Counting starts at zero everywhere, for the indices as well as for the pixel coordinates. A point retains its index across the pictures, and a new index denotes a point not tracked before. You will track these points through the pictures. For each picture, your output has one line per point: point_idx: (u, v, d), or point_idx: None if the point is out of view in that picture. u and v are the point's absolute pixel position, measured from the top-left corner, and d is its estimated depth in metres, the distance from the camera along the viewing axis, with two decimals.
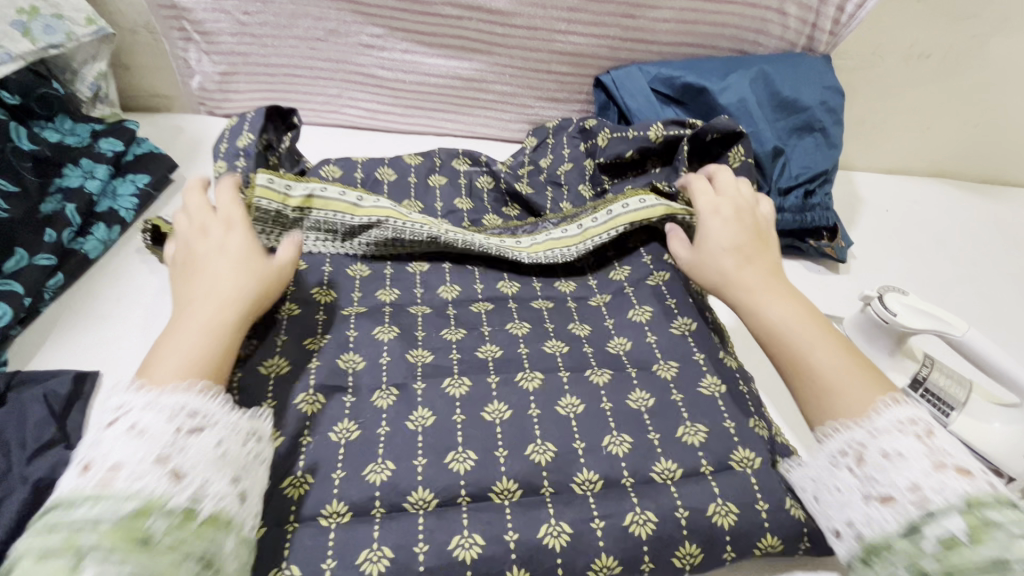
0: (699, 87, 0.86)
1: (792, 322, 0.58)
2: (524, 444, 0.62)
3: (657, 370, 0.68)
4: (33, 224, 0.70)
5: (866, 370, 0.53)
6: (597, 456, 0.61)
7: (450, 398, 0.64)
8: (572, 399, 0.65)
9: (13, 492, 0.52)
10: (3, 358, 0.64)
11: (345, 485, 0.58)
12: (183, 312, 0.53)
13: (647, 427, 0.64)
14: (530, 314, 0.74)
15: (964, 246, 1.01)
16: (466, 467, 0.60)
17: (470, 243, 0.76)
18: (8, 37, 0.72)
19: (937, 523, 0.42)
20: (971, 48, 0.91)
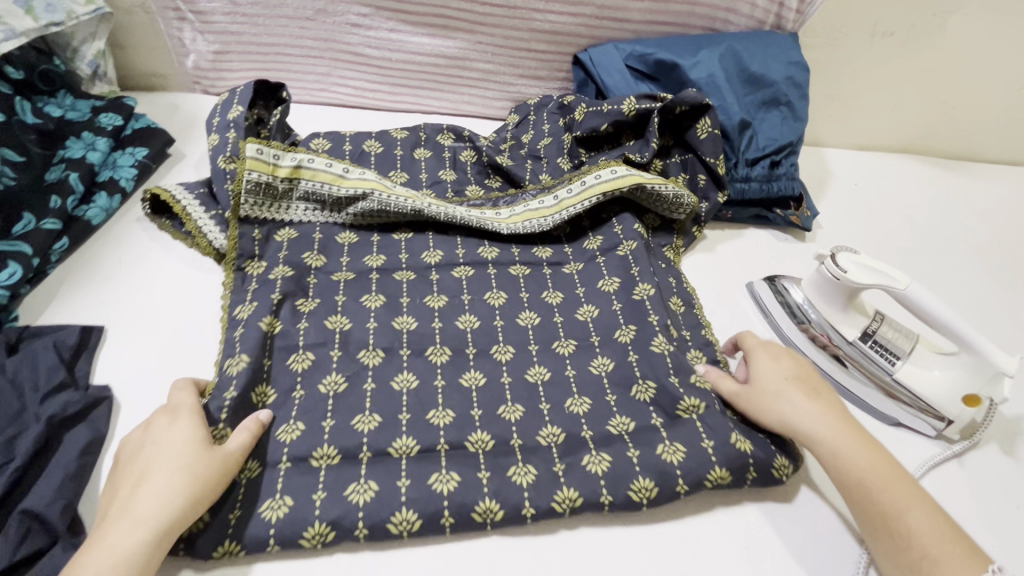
0: (671, 63, 0.90)
1: (877, 470, 0.58)
2: (495, 404, 0.67)
3: (617, 337, 0.73)
4: (40, 191, 0.75)
5: (959, 536, 0.54)
6: (561, 414, 0.67)
7: (431, 364, 0.69)
8: (540, 368, 0.70)
9: (28, 428, 0.57)
10: (15, 314, 0.69)
11: (335, 431, 0.63)
12: (108, 529, 0.51)
13: (605, 388, 0.69)
14: (507, 281, 0.79)
15: (928, 217, 1.05)
16: (445, 422, 0.65)
17: (452, 216, 0.80)
18: (12, 15, 0.76)
19: None
20: (934, 25, 0.95)
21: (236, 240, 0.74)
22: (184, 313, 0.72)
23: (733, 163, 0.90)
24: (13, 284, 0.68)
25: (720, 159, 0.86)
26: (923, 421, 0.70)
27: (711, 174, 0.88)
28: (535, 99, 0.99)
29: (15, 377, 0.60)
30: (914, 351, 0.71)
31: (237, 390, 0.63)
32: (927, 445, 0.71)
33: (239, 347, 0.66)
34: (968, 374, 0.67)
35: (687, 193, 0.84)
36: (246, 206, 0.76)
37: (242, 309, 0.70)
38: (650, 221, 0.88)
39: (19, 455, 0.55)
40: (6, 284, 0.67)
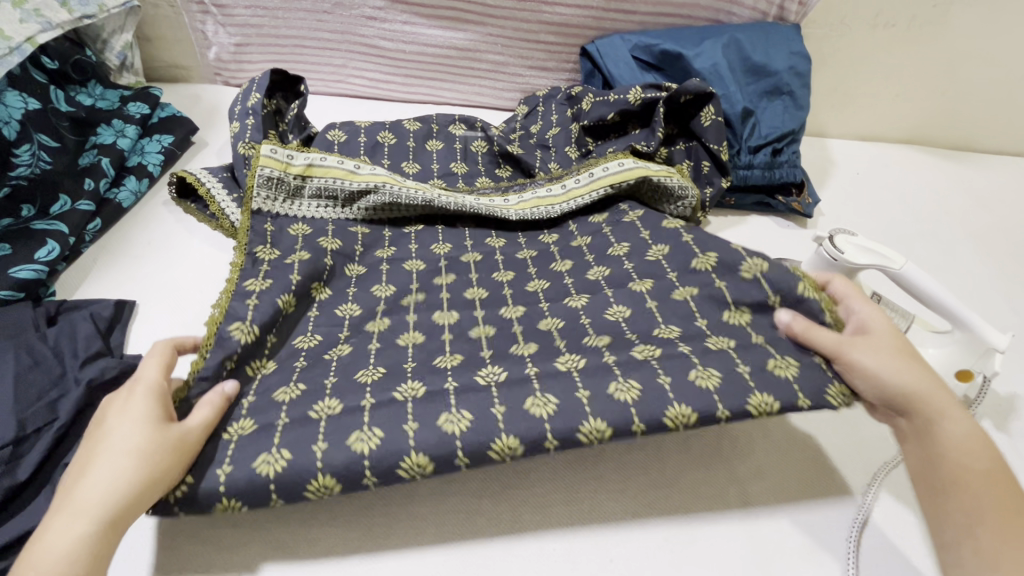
0: (676, 54, 0.93)
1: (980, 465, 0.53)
2: (507, 345, 0.65)
3: (634, 286, 0.69)
4: (73, 175, 0.79)
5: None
6: (578, 345, 0.64)
7: (439, 323, 0.68)
8: (551, 319, 0.68)
9: (69, 391, 0.61)
10: (52, 290, 0.73)
11: (353, 336, 0.66)
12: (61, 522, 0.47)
13: (624, 329, 0.64)
14: (515, 263, 0.77)
15: (928, 205, 1.07)
16: (451, 365, 0.62)
17: (461, 205, 0.79)
18: (48, 7, 0.80)
19: None
20: (935, 15, 0.96)
21: (247, 229, 0.74)
22: (209, 289, 0.75)
23: (736, 151, 0.92)
24: (51, 261, 0.71)
25: (723, 146, 0.88)
26: None
27: (715, 161, 0.90)
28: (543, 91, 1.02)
29: (55, 345, 0.64)
30: (910, 330, 0.74)
31: (239, 357, 0.61)
32: None
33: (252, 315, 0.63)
34: (962, 351, 0.69)
35: (690, 186, 0.84)
36: (258, 200, 0.76)
37: (254, 284, 0.67)
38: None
39: (62, 415, 0.59)
40: (44, 260, 0.71)
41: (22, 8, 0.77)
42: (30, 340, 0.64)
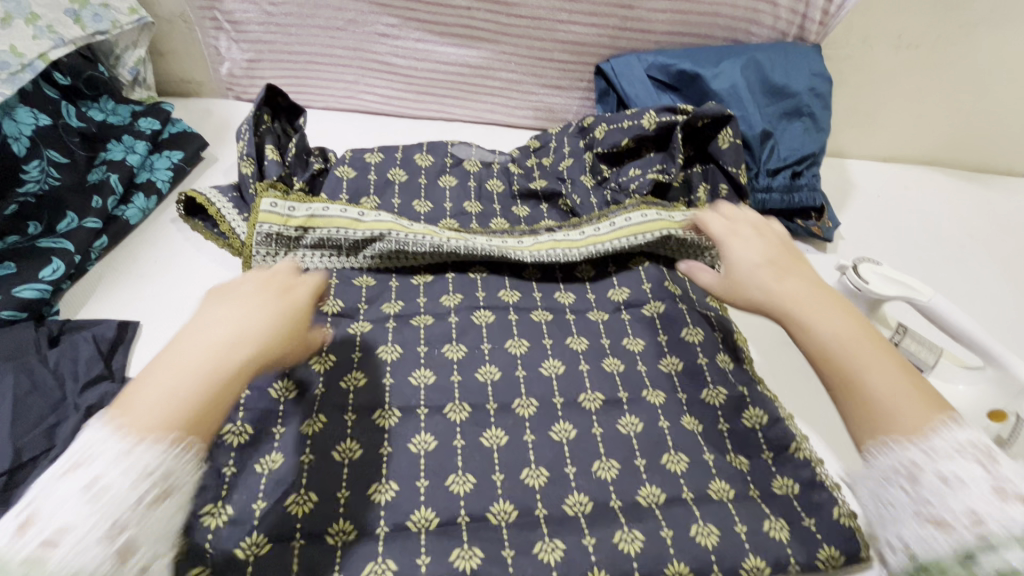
0: (693, 74, 0.91)
1: (841, 338, 0.50)
2: (518, 468, 0.63)
3: (646, 397, 0.70)
4: (82, 191, 0.79)
5: (927, 389, 0.47)
6: (588, 479, 0.63)
7: (450, 423, 0.65)
8: (565, 426, 0.66)
9: (68, 417, 0.60)
10: (56, 308, 0.72)
11: (356, 425, 0.64)
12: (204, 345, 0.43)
13: (635, 451, 0.65)
14: (529, 329, 0.75)
15: (951, 231, 1.04)
16: (465, 490, 0.61)
17: (473, 248, 0.78)
18: (61, 24, 0.79)
19: (995, 553, 0.39)
20: (959, 37, 0.94)
21: None
22: None
23: (754, 174, 0.90)
24: (55, 279, 0.71)
25: (741, 169, 0.86)
26: None
27: (732, 184, 0.88)
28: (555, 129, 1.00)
29: (56, 368, 0.63)
30: (938, 364, 0.71)
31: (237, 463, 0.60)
32: None
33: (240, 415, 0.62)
34: (997, 388, 0.67)
35: None
36: (259, 257, 0.75)
37: None
38: (685, 272, 0.84)
39: (61, 442, 0.58)
40: (49, 279, 0.70)
41: (35, 25, 0.77)
42: (29, 362, 0.62)
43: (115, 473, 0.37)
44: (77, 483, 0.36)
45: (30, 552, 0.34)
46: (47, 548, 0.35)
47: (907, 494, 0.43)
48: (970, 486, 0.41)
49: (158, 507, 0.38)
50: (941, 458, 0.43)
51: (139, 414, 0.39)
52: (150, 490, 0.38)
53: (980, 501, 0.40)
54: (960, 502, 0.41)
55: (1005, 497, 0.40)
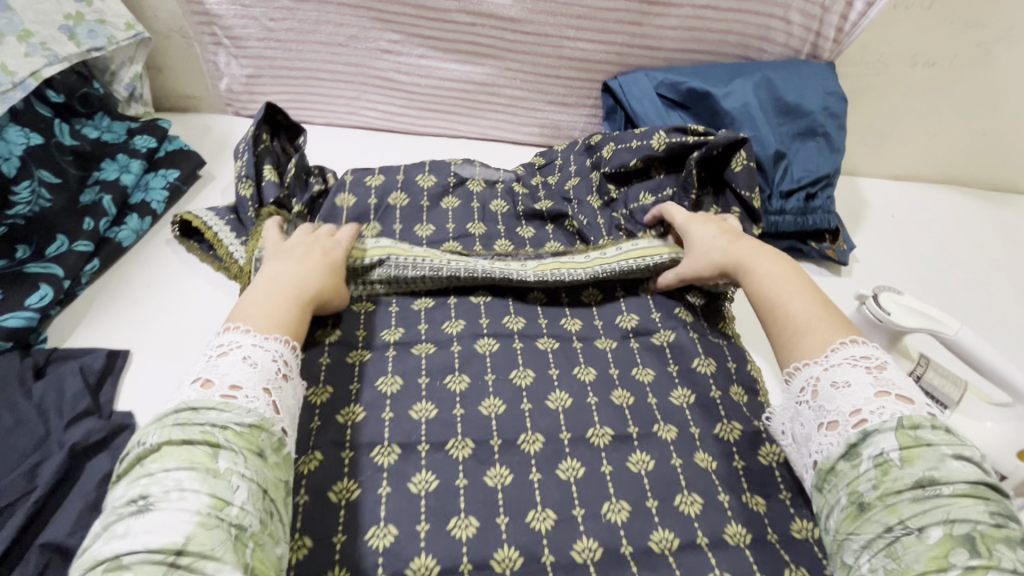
0: (703, 92, 0.88)
1: (772, 281, 0.66)
2: (523, 509, 0.60)
3: (657, 432, 0.67)
4: (74, 213, 0.76)
5: (837, 316, 0.60)
6: (597, 522, 0.60)
7: (453, 460, 0.63)
8: (572, 463, 0.64)
9: (51, 456, 0.57)
10: (44, 335, 0.69)
11: (354, 463, 0.62)
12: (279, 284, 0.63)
13: (646, 491, 0.62)
14: (534, 358, 0.72)
15: (970, 252, 1.00)
16: (468, 535, 0.58)
17: (474, 270, 0.76)
18: (55, 41, 0.77)
19: (873, 443, 0.49)
20: (977, 55, 0.91)
21: None
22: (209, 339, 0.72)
23: (767, 196, 0.87)
24: (43, 306, 0.68)
25: (755, 193, 0.83)
26: None
27: (745, 208, 0.85)
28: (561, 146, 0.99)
29: (41, 402, 0.60)
30: (964, 400, 0.68)
31: None
32: None
33: None
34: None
35: None
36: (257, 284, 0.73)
37: None
38: (695, 297, 0.80)
39: (42, 484, 0.55)
40: (36, 307, 0.67)
41: (28, 42, 0.75)
42: (12, 397, 0.60)
43: (259, 353, 0.54)
44: (235, 360, 0.52)
45: (218, 399, 0.49)
46: (229, 398, 0.49)
47: (811, 409, 0.55)
48: (853, 388, 0.53)
49: (286, 383, 0.54)
50: (835, 369, 0.55)
51: (249, 321, 0.58)
52: (280, 368, 0.54)
53: (860, 399, 0.52)
54: (845, 403, 0.52)
55: (883, 394, 0.51)
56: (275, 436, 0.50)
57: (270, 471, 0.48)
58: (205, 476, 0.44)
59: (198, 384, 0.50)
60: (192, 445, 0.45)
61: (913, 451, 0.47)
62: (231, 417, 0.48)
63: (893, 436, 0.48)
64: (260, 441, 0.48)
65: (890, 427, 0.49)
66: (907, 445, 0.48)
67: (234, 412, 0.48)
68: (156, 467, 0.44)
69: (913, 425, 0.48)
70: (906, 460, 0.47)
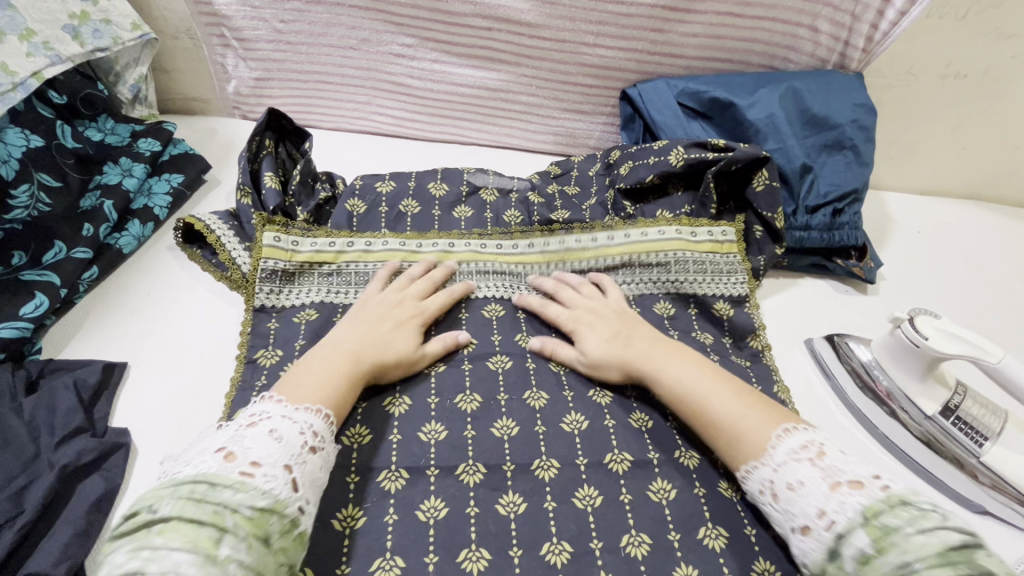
0: (727, 102, 0.85)
1: (687, 388, 0.62)
2: (538, 542, 0.57)
3: (678, 458, 0.63)
4: (73, 219, 0.74)
5: (757, 402, 0.59)
6: (616, 556, 0.56)
7: (463, 486, 0.59)
8: (589, 491, 0.60)
9: (41, 476, 0.54)
10: (38, 346, 0.66)
11: (359, 488, 0.58)
12: (335, 349, 0.62)
13: (668, 523, 0.59)
14: (549, 378, 0.69)
15: (1001, 273, 0.96)
16: (479, 569, 0.54)
17: (484, 270, 0.78)
18: (59, 40, 0.75)
19: (848, 543, 0.46)
20: (1013, 67, 0.88)
21: (250, 330, 0.69)
22: (211, 349, 0.69)
23: (792, 210, 0.83)
24: (38, 316, 0.65)
25: (778, 214, 0.80)
26: (1014, 512, 0.63)
27: (768, 228, 0.83)
28: (578, 157, 0.95)
29: (31, 419, 0.57)
30: (1004, 432, 0.64)
31: None
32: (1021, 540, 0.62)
33: None
34: None
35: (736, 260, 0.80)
36: (263, 294, 0.71)
37: None
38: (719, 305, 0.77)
39: (29, 508, 0.51)
40: (31, 316, 0.65)
41: (30, 41, 0.72)
42: (3, 412, 0.57)
43: (283, 427, 0.51)
44: (259, 433, 0.49)
45: (237, 477, 0.45)
46: (247, 475, 0.46)
47: (778, 512, 0.52)
48: (808, 487, 0.50)
49: (313, 456, 0.51)
50: (783, 470, 0.52)
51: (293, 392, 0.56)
52: (308, 441, 0.51)
53: (819, 498, 0.49)
54: (807, 505, 0.49)
55: (836, 487, 0.49)
56: (288, 518, 0.46)
57: (272, 557, 0.43)
58: (202, 564, 0.39)
59: (220, 457, 0.47)
60: (199, 526, 0.41)
61: (885, 539, 0.45)
62: (244, 498, 0.44)
63: (863, 532, 0.46)
64: (268, 525, 0.44)
65: (858, 522, 0.46)
66: (879, 537, 0.45)
67: (248, 493, 0.45)
68: (159, 542, 0.40)
69: (876, 514, 0.46)
70: (881, 550, 0.44)
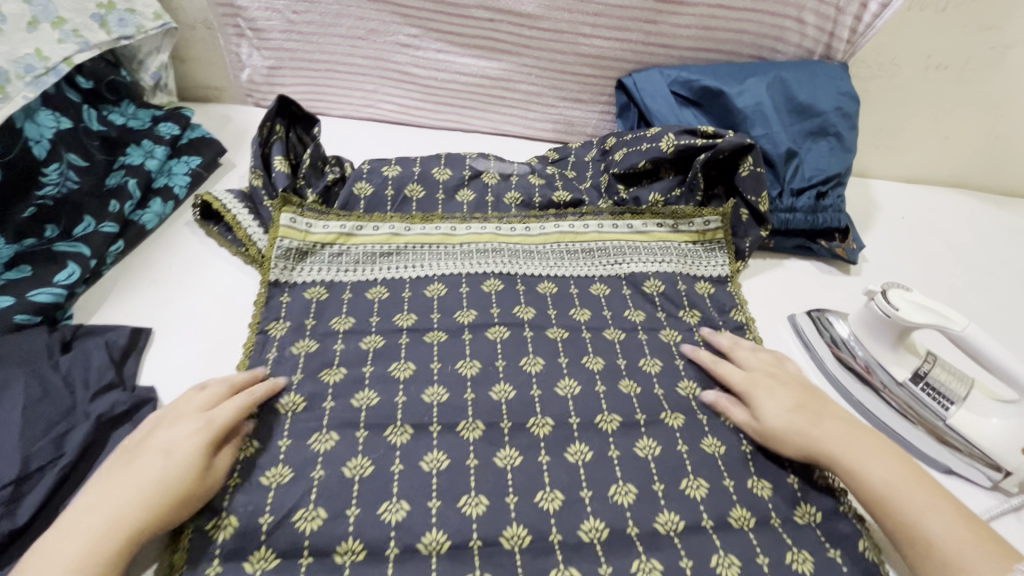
0: (717, 90, 0.89)
1: (893, 484, 0.58)
2: (533, 490, 0.61)
3: (664, 419, 0.68)
4: (100, 195, 0.79)
5: (979, 530, 0.54)
6: (605, 504, 0.61)
7: (463, 441, 0.64)
8: (581, 447, 0.65)
9: (78, 425, 0.58)
10: (70, 312, 0.71)
11: (367, 442, 0.63)
12: (80, 528, 0.49)
13: (653, 476, 0.64)
14: (544, 347, 0.74)
15: (978, 256, 1.01)
16: (479, 513, 0.59)
17: (484, 250, 0.83)
18: (87, 28, 0.79)
19: None
20: (992, 58, 0.92)
21: (264, 301, 0.73)
22: (229, 317, 0.74)
23: (778, 193, 0.88)
24: (70, 283, 0.70)
25: (762, 197, 0.85)
26: (979, 471, 0.67)
27: (754, 211, 0.87)
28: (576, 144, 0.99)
29: (67, 374, 0.62)
30: (970, 396, 0.69)
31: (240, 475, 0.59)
32: (983, 498, 0.67)
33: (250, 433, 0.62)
34: None
35: (718, 249, 0.87)
36: (277, 269, 0.76)
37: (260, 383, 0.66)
38: (703, 286, 0.83)
39: (69, 451, 0.56)
40: (64, 284, 0.70)
41: (61, 29, 0.77)
42: (41, 369, 0.61)
43: None
44: None
45: None
46: None
47: None
48: None
49: None
50: None
51: None
52: None
53: None
54: None
55: None
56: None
57: None
58: None
59: None
60: None
61: None
62: None
63: None
64: None
65: None
66: None
67: None
68: None
69: None
70: None
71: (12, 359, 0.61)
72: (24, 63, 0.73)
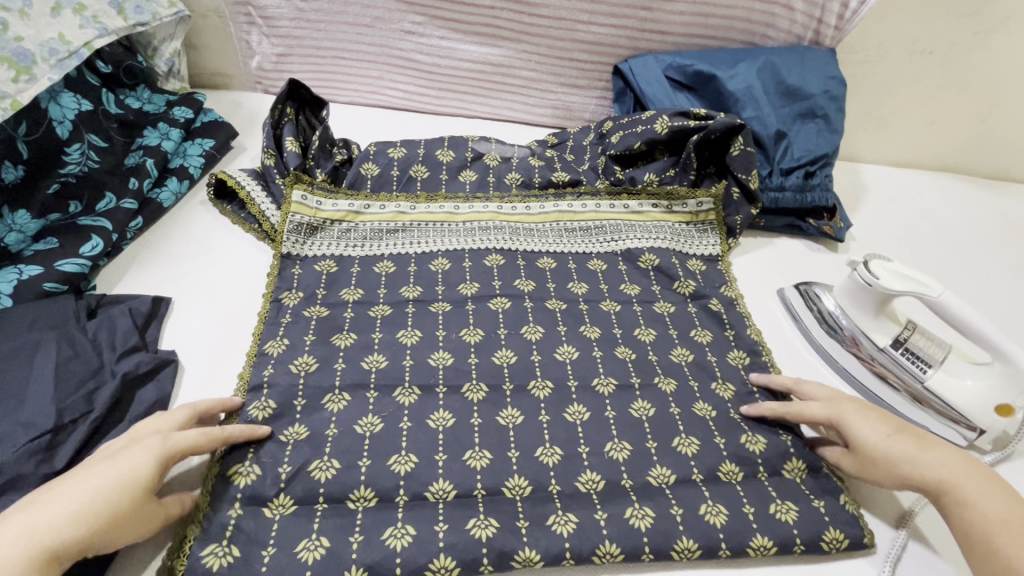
0: (709, 75, 0.93)
1: (1004, 521, 0.53)
2: (533, 446, 0.65)
3: (657, 383, 0.72)
4: (120, 174, 0.83)
5: None
6: (601, 459, 0.65)
7: (468, 401, 0.68)
8: (579, 407, 0.69)
9: (105, 383, 0.63)
10: (93, 283, 0.75)
11: (377, 402, 0.67)
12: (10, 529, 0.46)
13: (646, 434, 0.67)
14: (544, 316, 0.78)
15: (963, 235, 1.04)
16: (482, 465, 0.63)
17: (486, 227, 0.87)
18: (106, 15, 0.83)
19: None
20: (974, 44, 0.95)
21: (277, 273, 0.77)
22: (243, 289, 0.77)
23: (767, 173, 0.92)
24: (94, 256, 0.74)
25: (752, 176, 0.89)
26: (954, 431, 0.71)
27: (745, 189, 0.91)
28: (574, 128, 1.03)
29: (94, 338, 0.66)
30: (946, 360, 0.72)
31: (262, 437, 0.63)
32: None
33: (266, 393, 0.66)
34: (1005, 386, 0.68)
35: (709, 227, 0.90)
36: (289, 243, 0.79)
37: (274, 346, 0.70)
38: (695, 262, 0.87)
39: (99, 406, 0.60)
40: (88, 255, 0.74)
41: (82, 15, 0.80)
42: (70, 331, 0.65)
43: None
44: None
45: None
46: None
47: None
48: None
49: None
50: None
51: None
52: None
53: None
54: None
55: None
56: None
57: None
58: None
59: None
60: None
61: None
62: None
63: None
64: None
65: None
66: None
67: None
68: None
69: None
70: None
71: (43, 322, 0.66)
72: (48, 46, 0.76)
